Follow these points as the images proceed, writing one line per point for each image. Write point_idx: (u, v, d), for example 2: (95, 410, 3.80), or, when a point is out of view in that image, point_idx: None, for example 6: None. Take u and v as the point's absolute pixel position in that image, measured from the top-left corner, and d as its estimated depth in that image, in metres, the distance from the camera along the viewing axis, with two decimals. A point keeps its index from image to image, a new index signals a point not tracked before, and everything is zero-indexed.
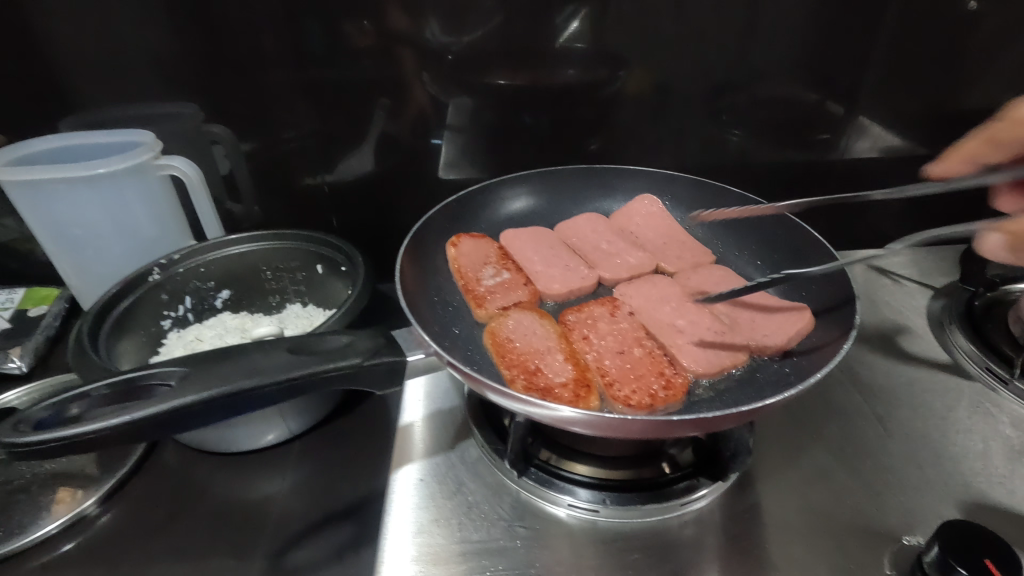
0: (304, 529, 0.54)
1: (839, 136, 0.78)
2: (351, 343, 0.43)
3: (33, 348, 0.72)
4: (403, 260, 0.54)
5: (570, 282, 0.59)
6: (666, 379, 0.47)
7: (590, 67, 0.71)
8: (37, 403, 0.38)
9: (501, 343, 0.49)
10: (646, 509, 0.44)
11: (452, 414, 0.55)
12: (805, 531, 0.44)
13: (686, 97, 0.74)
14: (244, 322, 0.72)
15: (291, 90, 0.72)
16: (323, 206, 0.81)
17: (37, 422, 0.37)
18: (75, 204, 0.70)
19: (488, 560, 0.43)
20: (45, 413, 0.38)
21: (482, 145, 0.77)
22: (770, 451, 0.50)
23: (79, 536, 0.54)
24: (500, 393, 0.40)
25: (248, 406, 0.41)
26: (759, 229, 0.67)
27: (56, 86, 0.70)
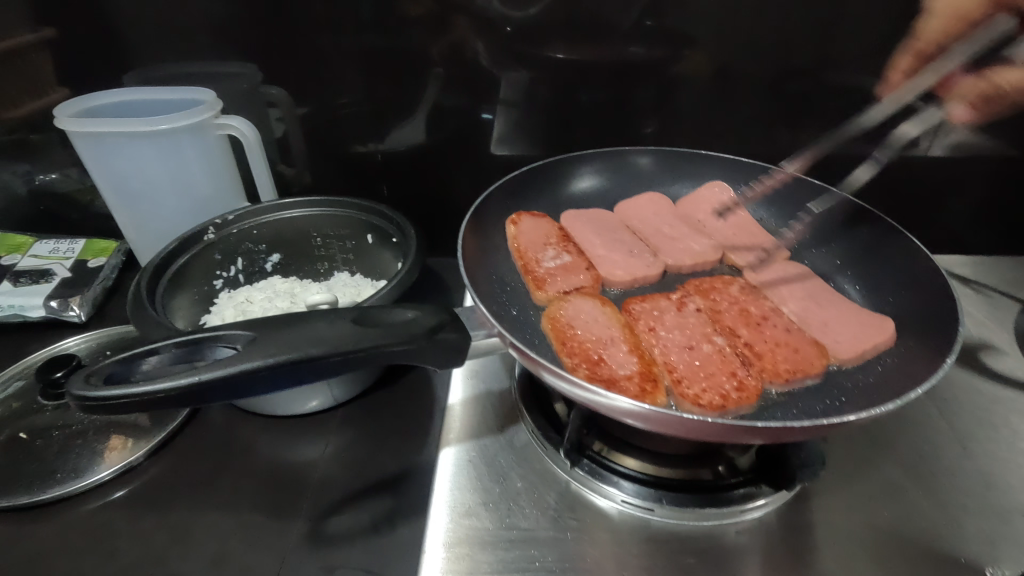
0: (344, 497, 0.54)
1: (924, 132, 0.72)
2: (413, 319, 0.42)
3: (91, 298, 0.74)
4: (464, 234, 0.53)
5: (635, 269, 0.57)
6: (739, 380, 0.44)
7: (660, 45, 0.67)
8: (104, 358, 0.38)
9: (563, 329, 0.47)
10: (703, 513, 0.42)
11: (500, 395, 0.54)
12: (873, 550, 0.42)
13: (761, 81, 0.69)
14: (293, 288, 0.71)
15: (350, 55, 0.70)
16: (374, 175, 0.80)
17: (106, 377, 0.36)
18: (137, 159, 0.70)
19: (536, 550, 0.42)
20: (112, 369, 0.37)
21: (540, 121, 0.75)
22: (839, 463, 0.48)
23: (131, 483, 0.56)
24: (562, 380, 0.38)
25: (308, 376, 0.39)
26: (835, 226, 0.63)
27: (121, 40, 0.70)
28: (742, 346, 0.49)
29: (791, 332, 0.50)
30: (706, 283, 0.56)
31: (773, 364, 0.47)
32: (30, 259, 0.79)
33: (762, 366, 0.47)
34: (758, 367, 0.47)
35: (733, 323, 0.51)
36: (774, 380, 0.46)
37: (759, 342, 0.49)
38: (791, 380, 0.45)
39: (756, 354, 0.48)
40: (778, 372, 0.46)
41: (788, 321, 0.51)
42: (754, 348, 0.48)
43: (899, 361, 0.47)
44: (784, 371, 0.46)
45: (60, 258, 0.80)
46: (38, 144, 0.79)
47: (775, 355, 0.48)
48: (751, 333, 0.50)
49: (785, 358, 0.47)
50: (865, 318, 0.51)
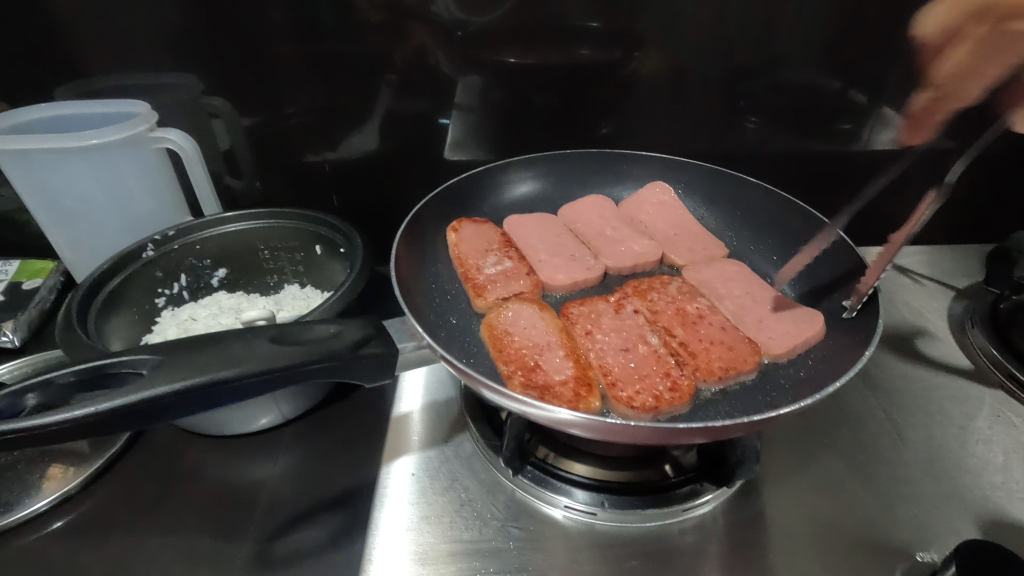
0: (294, 517, 0.53)
1: (864, 127, 0.74)
2: (340, 332, 0.41)
3: (26, 322, 0.71)
4: (399, 244, 0.52)
5: (575, 272, 0.57)
6: (672, 380, 0.44)
7: (606, 47, 0.68)
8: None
9: (499, 336, 0.47)
10: (646, 514, 0.43)
11: (447, 405, 0.54)
12: (811, 541, 0.42)
13: (705, 81, 0.70)
14: (240, 302, 0.70)
15: (293, 64, 0.69)
16: (324, 184, 0.79)
17: None
18: (68, 177, 0.68)
19: (480, 561, 0.41)
20: (4, 402, 0.35)
21: (490, 126, 0.74)
22: (781, 457, 0.48)
23: (69, 514, 0.53)
24: (496, 391, 0.38)
25: (226, 398, 0.38)
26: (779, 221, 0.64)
27: (50, 52, 0.67)
28: (676, 345, 0.49)
29: (727, 330, 0.51)
30: (644, 284, 0.56)
31: (707, 362, 0.47)
32: None
33: (696, 365, 0.47)
34: (692, 366, 0.47)
35: (669, 324, 0.52)
36: (708, 378, 0.46)
37: (693, 341, 0.49)
38: (725, 377, 0.46)
39: (690, 353, 0.48)
40: (711, 370, 0.47)
41: (724, 319, 0.52)
42: (688, 347, 0.49)
43: (828, 354, 0.48)
44: (717, 369, 0.46)
45: None
46: None
47: (709, 353, 0.48)
48: (686, 332, 0.50)
49: (718, 355, 0.48)
50: (800, 314, 0.51)
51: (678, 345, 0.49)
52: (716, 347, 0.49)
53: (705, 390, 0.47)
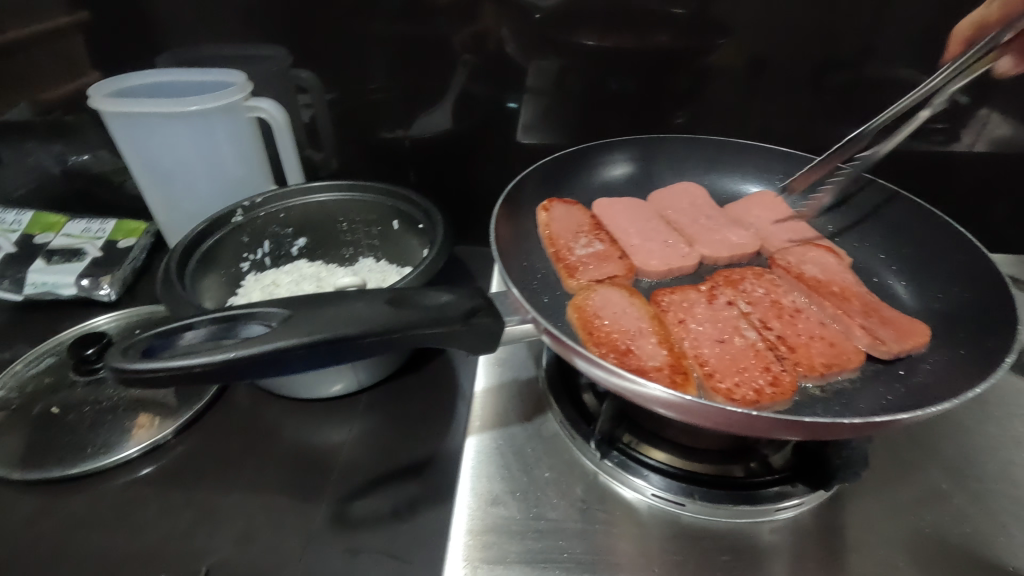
0: (368, 482, 0.54)
1: (970, 126, 0.69)
2: (449, 304, 0.41)
3: (121, 278, 0.75)
4: (498, 218, 0.52)
5: (670, 259, 0.55)
6: (773, 375, 0.42)
7: (694, 33, 0.65)
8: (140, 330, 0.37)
9: (589, 319, 0.45)
10: (737, 510, 0.41)
11: (529, 385, 0.54)
12: (917, 555, 0.40)
13: (800, 70, 0.67)
14: (319, 271, 0.72)
15: (377, 40, 0.70)
16: (401, 161, 0.80)
17: (143, 350, 0.36)
18: (171, 139, 0.71)
19: (564, 541, 0.41)
20: (148, 342, 0.37)
21: (569, 110, 0.73)
22: (879, 463, 0.46)
23: (158, 460, 0.56)
24: (598, 367, 0.37)
25: (343, 355, 0.39)
26: (883, 218, 0.61)
27: (154, 23, 0.70)
28: (773, 339, 0.47)
29: (825, 325, 0.49)
30: (735, 273, 0.54)
31: (808, 357, 0.46)
32: (63, 237, 0.80)
33: (797, 360, 0.45)
34: (793, 361, 0.45)
35: (764, 316, 0.50)
36: (810, 374, 0.45)
37: (791, 335, 0.48)
38: (828, 373, 0.45)
39: (789, 348, 0.46)
40: (814, 366, 0.45)
41: (822, 315, 0.50)
42: (786, 341, 0.47)
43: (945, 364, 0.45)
44: (820, 365, 0.45)
45: (91, 238, 0.81)
46: (73, 125, 0.81)
47: (809, 348, 0.46)
48: (783, 325, 0.49)
49: (820, 351, 0.46)
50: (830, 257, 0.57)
51: (775, 338, 0.47)
52: (816, 341, 0.47)
53: (806, 386, 0.45)
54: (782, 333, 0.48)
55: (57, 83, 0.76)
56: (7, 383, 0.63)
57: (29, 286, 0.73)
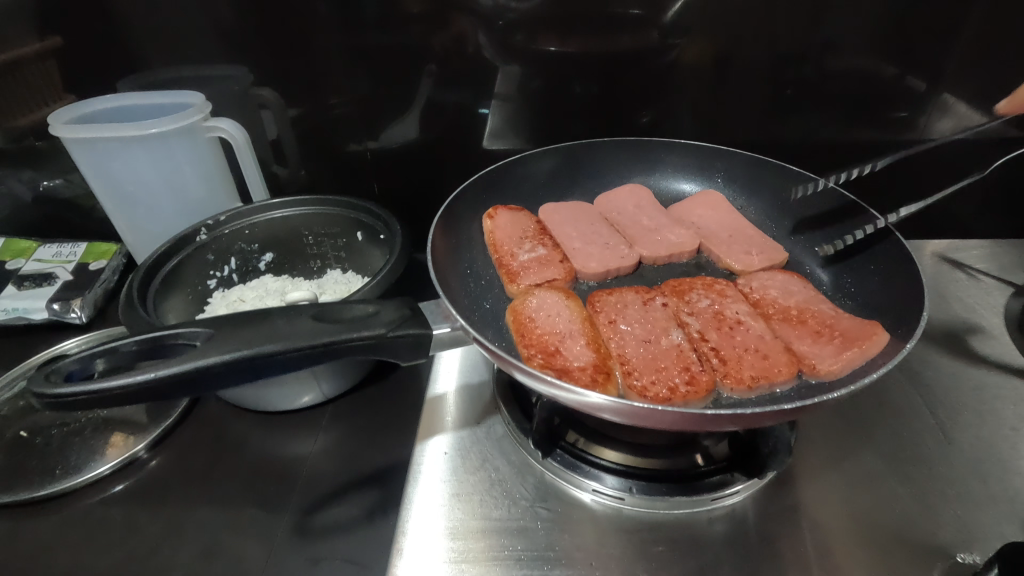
0: (333, 490, 0.55)
1: (919, 115, 0.71)
2: (376, 313, 0.42)
3: (92, 300, 0.76)
4: (435, 230, 0.53)
5: (608, 261, 0.56)
6: (690, 375, 0.42)
7: (647, 34, 0.67)
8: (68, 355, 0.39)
9: (522, 322, 0.46)
10: (674, 501, 0.43)
11: (481, 388, 0.55)
12: (847, 537, 0.42)
13: (752, 69, 0.69)
14: (284, 285, 0.73)
15: (337, 54, 0.71)
16: (367, 173, 0.81)
17: (67, 375, 0.38)
18: (129, 162, 0.72)
19: (507, 539, 0.42)
20: (75, 366, 0.39)
21: (529, 116, 0.75)
22: (816, 449, 0.48)
23: (128, 478, 0.57)
24: (528, 373, 0.38)
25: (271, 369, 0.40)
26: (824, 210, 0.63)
27: (116, 47, 0.72)
28: (706, 350, 0.45)
29: (767, 336, 0.46)
30: (685, 284, 0.52)
31: (737, 369, 0.43)
32: (35, 262, 0.81)
33: (726, 372, 0.43)
34: (721, 372, 0.43)
35: (704, 327, 0.47)
36: (736, 386, 0.42)
37: (727, 347, 0.45)
38: (755, 387, 0.42)
39: (721, 359, 0.44)
40: (741, 379, 0.42)
41: (763, 327, 0.47)
42: (720, 353, 0.44)
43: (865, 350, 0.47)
44: (747, 378, 0.42)
45: (63, 262, 0.82)
46: (43, 151, 0.82)
47: (741, 361, 0.43)
48: (721, 338, 0.46)
49: (751, 364, 0.43)
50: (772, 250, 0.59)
51: (709, 349, 0.45)
52: (746, 352, 0.44)
53: (726, 396, 0.43)
54: (715, 345, 0.45)
55: (24, 111, 0.77)
56: None
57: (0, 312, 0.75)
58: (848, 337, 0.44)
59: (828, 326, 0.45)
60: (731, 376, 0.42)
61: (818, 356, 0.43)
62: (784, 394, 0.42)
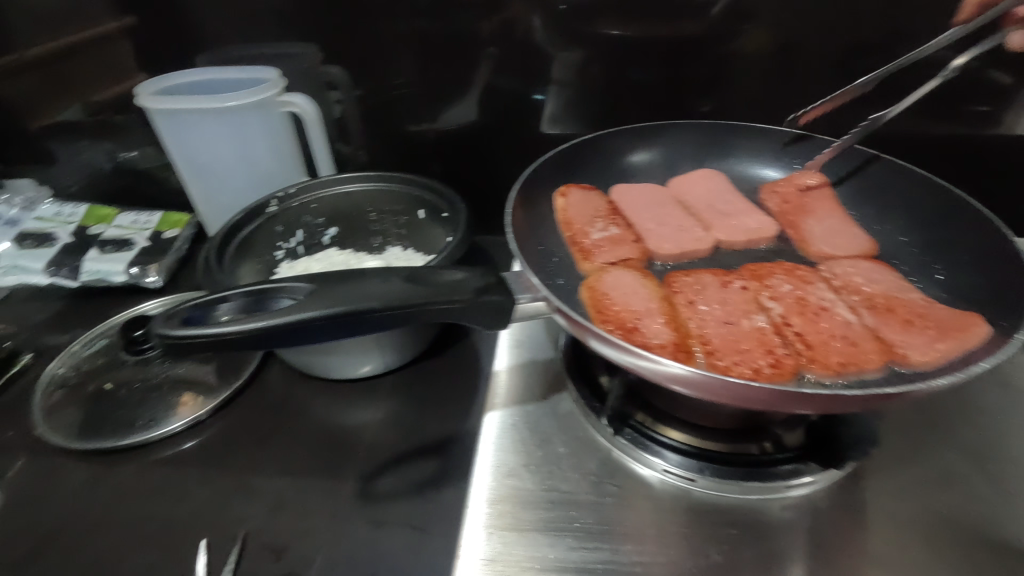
0: (394, 457, 0.57)
1: (1006, 109, 0.67)
2: (464, 280, 0.43)
3: (166, 267, 0.80)
4: (514, 204, 0.54)
5: (683, 243, 0.56)
6: (774, 357, 0.41)
7: (717, 19, 0.65)
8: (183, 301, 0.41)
9: (599, 298, 0.46)
10: (746, 486, 0.42)
11: (546, 364, 0.55)
12: (930, 533, 0.40)
13: (828, 56, 0.66)
14: (349, 260, 0.74)
15: (402, 34, 0.72)
16: (427, 153, 0.82)
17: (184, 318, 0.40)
18: (208, 134, 0.75)
19: (577, 511, 0.43)
20: (190, 312, 0.41)
21: (592, 101, 0.74)
22: (895, 444, 0.46)
23: (200, 435, 0.60)
24: (608, 342, 0.38)
25: (362, 326, 0.41)
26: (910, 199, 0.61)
27: (194, 25, 0.74)
28: (790, 334, 0.44)
29: (854, 323, 0.44)
30: (764, 268, 0.51)
31: (823, 355, 0.42)
32: (114, 229, 0.86)
33: (811, 357, 0.42)
34: (806, 357, 0.42)
35: (786, 312, 0.46)
36: (822, 371, 0.41)
37: (811, 332, 0.44)
38: (843, 373, 0.41)
39: (806, 344, 0.43)
40: (828, 364, 0.41)
41: (850, 313, 0.45)
42: (805, 337, 0.43)
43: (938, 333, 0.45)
44: (835, 363, 0.41)
45: (139, 229, 0.86)
46: (121, 124, 0.86)
47: (828, 346, 0.42)
48: (804, 322, 0.45)
49: (837, 349, 0.42)
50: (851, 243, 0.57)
51: (793, 333, 0.44)
52: (832, 338, 0.43)
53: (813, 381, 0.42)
54: (800, 329, 0.44)
55: (108, 84, 0.82)
56: (65, 363, 0.68)
57: (84, 272, 0.79)
58: (943, 328, 0.42)
59: (919, 316, 0.44)
60: (817, 362, 0.41)
61: (908, 346, 0.42)
62: (872, 381, 0.41)
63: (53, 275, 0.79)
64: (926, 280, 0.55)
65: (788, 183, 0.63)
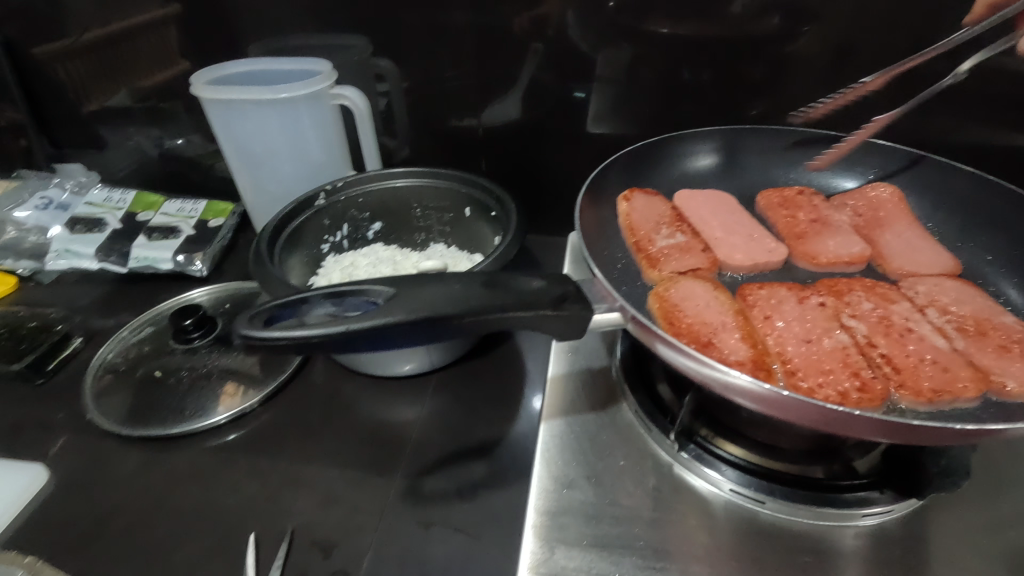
0: (441, 458, 0.56)
1: None
2: (541, 288, 0.42)
3: (212, 255, 0.81)
4: (581, 206, 0.52)
5: (755, 254, 0.54)
6: (861, 380, 0.40)
7: (782, 18, 0.62)
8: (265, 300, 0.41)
9: (670, 309, 0.45)
10: (820, 511, 0.41)
11: (603, 372, 0.54)
12: (1018, 571, 0.38)
13: (900, 60, 0.62)
14: (395, 255, 0.74)
15: (453, 27, 0.70)
16: (474, 149, 0.81)
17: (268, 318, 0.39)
18: (260, 125, 0.74)
19: (640, 529, 0.41)
20: (273, 312, 0.41)
21: (645, 101, 0.72)
22: (977, 475, 0.44)
23: (243, 427, 0.60)
24: (679, 350, 0.37)
25: (444, 333, 0.41)
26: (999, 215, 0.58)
27: (246, 14, 0.74)
28: (877, 357, 0.42)
29: (944, 348, 0.42)
30: (843, 284, 0.49)
31: (914, 380, 0.40)
32: (161, 215, 0.86)
33: (901, 381, 0.40)
34: (895, 381, 0.40)
35: (869, 332, 0.44)
36: (915, 398, 0.39)
37: (899, 355, 0.42)
38: (937, 401, 0.39)
39: (894, 368, 0.41)
40: (919, 391, 0.39)
41: (939, 337, 0.43)
42: (892, 361, 0.41)
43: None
44: (928, 390, 0.39)
45: (186, 217, 0.86)
46: (169, 111, 0.86)
47: (917, 371, 0.41)
48: (891, 345, 0.43)
49: (929, 375, 0.40)
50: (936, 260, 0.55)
51: (879, 356, 0.42)
52: (922, 364, 0.41)
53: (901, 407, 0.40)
54: (887, 353, 0.42)
55: (157, 70, 0.82)
56: (114, 348, 0.69)
57: (134, 260, 0.80)
58: None
59: (1016, 343, 0.42)
60: (909, 388, 0.39)
61: (1006, 373, 0.40)
62: (968, 411, 0.39)
63: (103, 261, 0.80)
64: (1017, 304, 0.53)
65: (859, 197, 0.62)
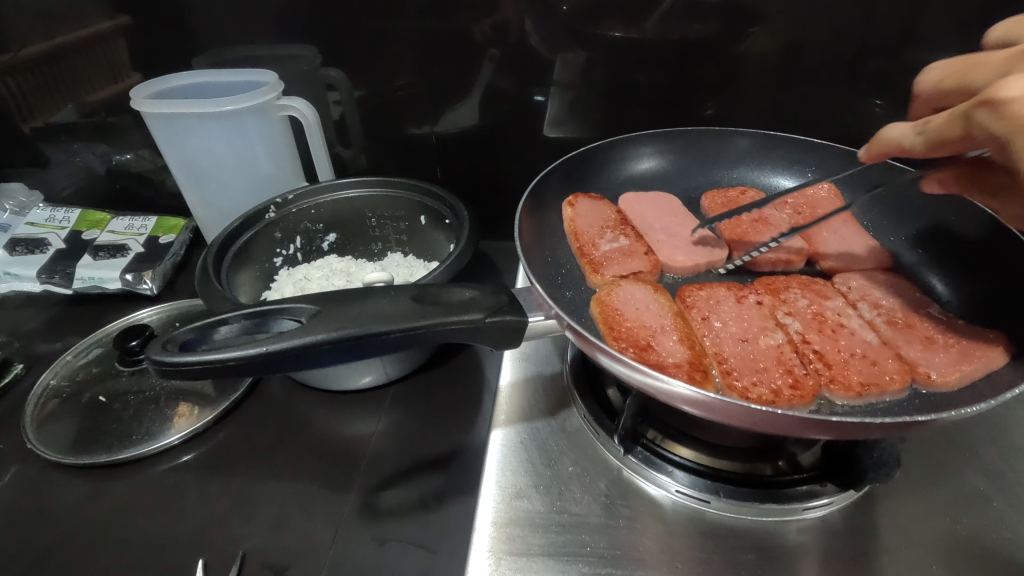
0: (397, 471, 0.55)
1: None
2: (472, 299, 0.42)
3: (162, 273, 0.78)
4: (523, 213, 0.53)
5: (698, 255, 0.55)
6: (794, 378, 0.40)
7: (723, 21, 0.63)
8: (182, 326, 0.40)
9: (611, 314, 0.45)
10: (762, 508, 0.41)
11: (554, 378, 0.54)
12: (952, 556, 0.39)
13: (837, 60, 0.64)
14: (349, 267, 0.74)
15: (401, 35, 0.70)
16: (429, 157, 0.81)
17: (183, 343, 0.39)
18: (205, 139, 0.73)
19: (588, 536, 0.41)
20: (189, 337, 0.40)
21: (594, 105, 0.72)
22: (914, 463, 0.45)
23: (196, 449, 0.59)
24: (616, 358, 0.36)
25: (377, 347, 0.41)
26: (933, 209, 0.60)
27: (189, 26, 0.73)
28: (810, 353, 0.43)
29: (873, 342, 0.44)
30: (779, 282, 0.50)
31: (844, 375, 0.41)
32: (108, 234, 0.84)
33: (832, 377, 0.41)
34: (826, 376, 0.41)
35: (803, 329, 0.46)
36: (844, 393, 0.40)
37: (831, 351, 0.43)
38: (865, 395, 0.40)
39: (826, 364, 0.42)
40: (849, 385, 0.40)
41: (868, 331, 0.45)
42: (824, 357, 0.43)
43: (953, 355, 0.41)
44: (857, 384, 0.40)
45: (135, 234, 0.84)
46: (115, 126, 0.84)
47: (848, 366, 0.42)
48: (823, 341, 0.44)
49: (858, 369, 0.41)
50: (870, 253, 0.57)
51: (812, 352, 0.43)
52: (851, 359, 0.42)
53: (832, 401, 0.41)
54: (818, 349, 0.43)
55: (100, 85, 0.80)
56: (57, 373, 0.67)
57: (77, 280, 0.77)
58: (964, 350, 0.41)
59: (939, 333, 0.44)
60: (838, 383, 0.41)
61: (931, 364, 0.41)
62: (895, 404, 0.41)
63: (45, 282, 0.77)
64: (949, 294, 0.55)
65: (799, 195, 0.65)
